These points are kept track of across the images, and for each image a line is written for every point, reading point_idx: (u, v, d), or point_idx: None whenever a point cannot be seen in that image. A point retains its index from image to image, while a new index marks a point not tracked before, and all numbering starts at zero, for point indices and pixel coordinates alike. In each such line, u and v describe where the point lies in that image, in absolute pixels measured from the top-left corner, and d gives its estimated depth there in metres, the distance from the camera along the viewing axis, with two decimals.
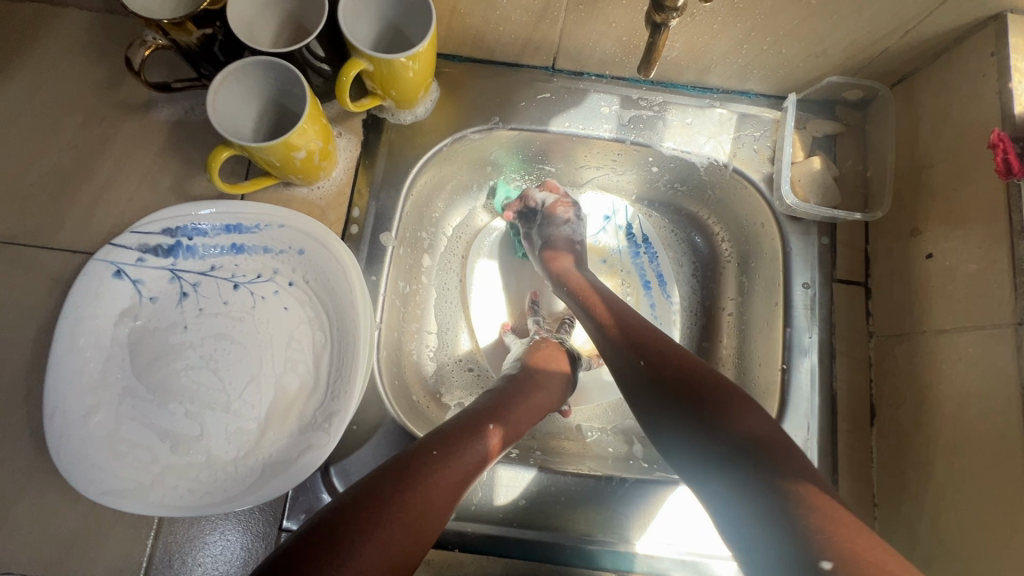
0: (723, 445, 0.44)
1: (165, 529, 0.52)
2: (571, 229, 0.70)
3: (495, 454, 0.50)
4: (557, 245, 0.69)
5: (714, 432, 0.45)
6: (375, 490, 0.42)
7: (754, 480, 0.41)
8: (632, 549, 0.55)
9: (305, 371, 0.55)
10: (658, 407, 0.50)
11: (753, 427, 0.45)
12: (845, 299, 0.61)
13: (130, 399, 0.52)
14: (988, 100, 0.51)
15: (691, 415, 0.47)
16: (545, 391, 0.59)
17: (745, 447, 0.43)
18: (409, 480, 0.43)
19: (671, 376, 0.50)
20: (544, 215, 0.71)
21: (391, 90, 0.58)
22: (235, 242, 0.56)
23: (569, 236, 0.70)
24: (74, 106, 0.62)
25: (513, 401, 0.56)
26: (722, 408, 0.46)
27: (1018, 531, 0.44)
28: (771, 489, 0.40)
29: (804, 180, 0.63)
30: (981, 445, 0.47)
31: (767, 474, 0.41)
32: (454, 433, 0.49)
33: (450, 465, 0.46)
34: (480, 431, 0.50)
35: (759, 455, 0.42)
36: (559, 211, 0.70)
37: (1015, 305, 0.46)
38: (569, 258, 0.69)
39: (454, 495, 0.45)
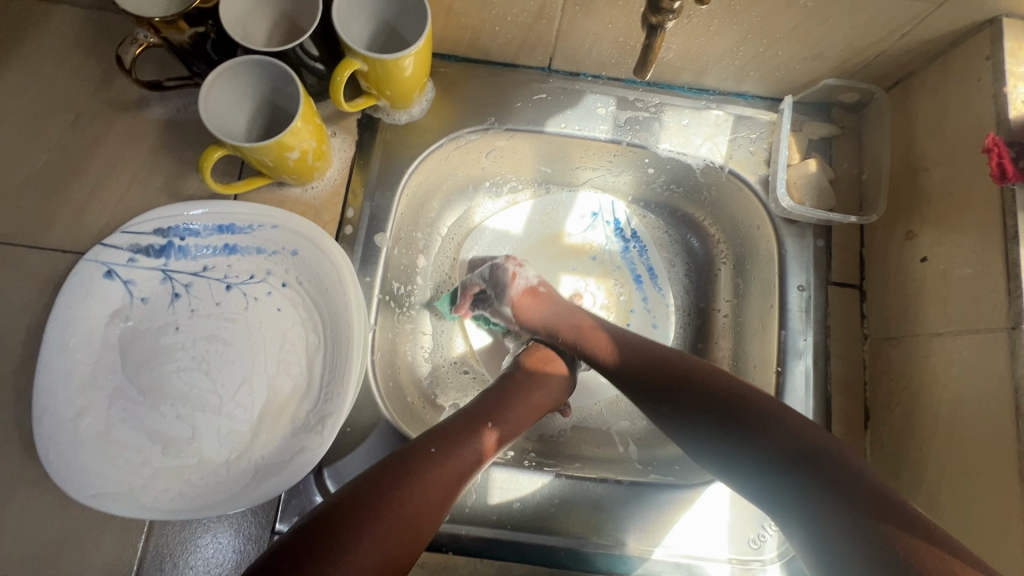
0: (771, 457, 0.46)
1: (156, 532, 0.52)
2: (522, 278, 0.66)
3: (490, 454, 0.50)
4: (520, 303, 0.65)
5: (758, 445, 0.47)
6: (373, 487, 0.42)
7: (816, 488, 0.43)
8: (627, 552, 0.55)
9: (298, 372, 0.55)
10: (692, 421, 0.51)
11: (798, 432, 0.47)
12: (840, 301, 0.61)
13: (120, 401, 0.52)
14: (982, 103, 0.51)
15: (730, 429, 0.49)
16: (545, 386, 0.60)
17: (797, 458, 0.45)
18: (404, 477, 0.43)
19: (689, 400, 0.52)
20: (494, 283, 0.66)
21: (386, 90, 0.57)
22: (228, 242, 0.56)
23: (524, 286, 0.65)
24: (64, 104, 0.61)
25: (514, 399, 0.56)
26: (758, 418, 0.48)
27: (1010, 533, 0.44)
28: (836, 495, 0.42)
29: (799, 183, 0.63)
30: (975, 448, 0.48)
31: (832, 480, 0.43)
32: (451, 431, 0.49)
33: (446, 463, 0.45)
34: (478, 429, 0.50)
35: (814, 462, 0.45)
36: (501, 271, 0.66)
37: (1008, 309, 0.46)
38: (540, 300, 0.65)
39: (451, 492, 0.45)
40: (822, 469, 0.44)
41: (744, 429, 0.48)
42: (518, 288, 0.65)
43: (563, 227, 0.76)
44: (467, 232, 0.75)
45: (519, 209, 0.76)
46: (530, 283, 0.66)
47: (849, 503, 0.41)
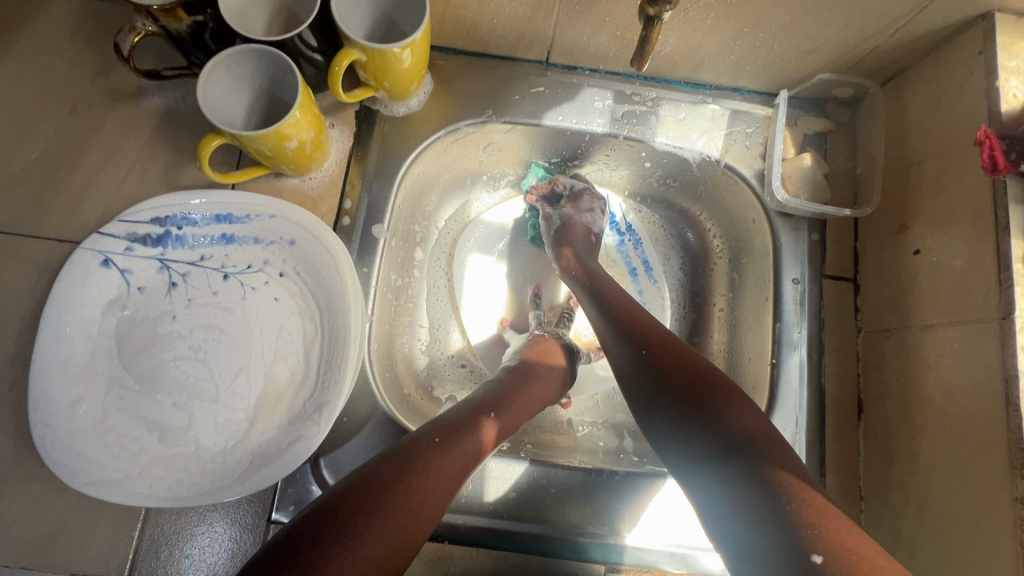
0: (713, 443, 0.44)
1: (151, 521, 0.52)
2: (588, 220, 0.71)
3: (489, 448, 0.50)
4: (574, 228, 0.70)
5: (703, 431, 0.45)
6: (377, 476, 0.42)
7: (745, 478, 0.41)
8: (621, 541, 0.56)
9: (296, 362, 0.55)
10: (653, 405, 0.50)
11: (744, 423, 0.45)
12: (834, 294, 0.62)
13: (117, 389, 0.52)
14: (975, 98, 0.51)
15: (686, 411, 0.47)
16: (547, 379, 0.60)
17: (735, 446, 0.43)
18: (410, 467, 0.43)
19: (669, 365, 0.50)
20: (569, 197, 0.71)
21: (384, 81, 0.57)
22: (226, 232, 0.56)
23: (587, 223, 0.70)
24: (62, 93, 0.61)
25: (518, 392, 0.56)
26: (714, 403, 0.46)
27: (1000, 522, 0.44)
28: (761, 486, 0.40)
29: (795, 176, 0.63)
30: (966, 437, 0.48)
31: (758, 470, 0.41)
32: (455, 422, 0.49)
33: (448, 455, 0.45)
34: (480, 420, 0.50)
35: (750, 453, 0.43)
36: (583, 199, 0.71)
37: (999, 299, 0.47)
38: (586, 244, 0.69)
39: (454, 482, 0.45)
40: (756, 459, 0.42)
41: (700, 413, 0.46)
42: (575, 216, 0.70)
43: None
44: (466, 224, 0.76)
45: (515, 204, 0.78)
46: (591, 233, 0.70)
47: (769, 491, 0.40)
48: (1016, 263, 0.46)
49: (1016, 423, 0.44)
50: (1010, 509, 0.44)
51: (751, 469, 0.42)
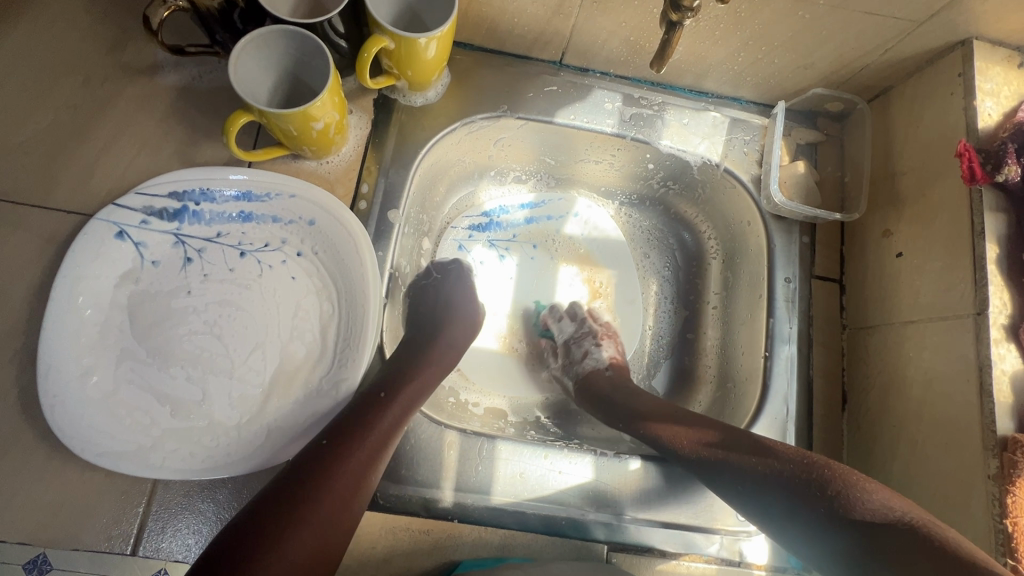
0: (862, 528, 0.45)
1: (157, 498, 0.51)
2: (592, 357, 0.70)
3: (401, 421, 0.52)
4: (593, 379, 0.68)
5: (838, 515, 0.46)
6: (279, 494, 0.44)
7: (910, 555, 0.42)
8: (625, 521, 0.58)
9: (311, 340, 0.55)
10: (774, 503, 0.50)
11: (871, 506, 0.46)
12: (822, 293, 0.66)
13: (129, 362, 0.51)
14: (954, 115, 0.56)
15: (807, 504, 0.48)
16: (454, 325, 0.64)
17: (881, 528, 0.45)
18: (331, 460, 0.46)
19: (768, 473, 0.51)
20: (567, 361, 0.72)
21: (407, 71, 0.59)
22: (244, 210, 0.56)
23: (594, 367, 0.69)
24: (75, 65, 0.60)
25: (423, 358, 0.58)
26: (837, 492, 0.48)
27: (974, 499, 0.48)
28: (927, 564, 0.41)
29: (790, 182, 0.67)
30: (945, 423, 0.52)
31: (912, 544, 0.43)
32: (348, 417, 0.49)
33: (373, 429, 0.49)
34: (375, 406, 0.51)
35: (896, 533, 0.44)
36: (579, 349, 0.71)
37: (975, 296, 0.51)
38: (608, 379, 0.67)
39: (362, 471, 0.47)
40: (907, 538, 0.43)
41: (821, 497, 0.48)
42: (583, 368, 0.69)
43: (564, 224, 0.80)
44: (473, 211, 0.78)
45: (522, 198, 0.80)
46: (603, 369, 0.69)
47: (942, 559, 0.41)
48: (991, 264, 0.51)
49: (989, 408, 0.48)
50: (983, 487, 0.47)
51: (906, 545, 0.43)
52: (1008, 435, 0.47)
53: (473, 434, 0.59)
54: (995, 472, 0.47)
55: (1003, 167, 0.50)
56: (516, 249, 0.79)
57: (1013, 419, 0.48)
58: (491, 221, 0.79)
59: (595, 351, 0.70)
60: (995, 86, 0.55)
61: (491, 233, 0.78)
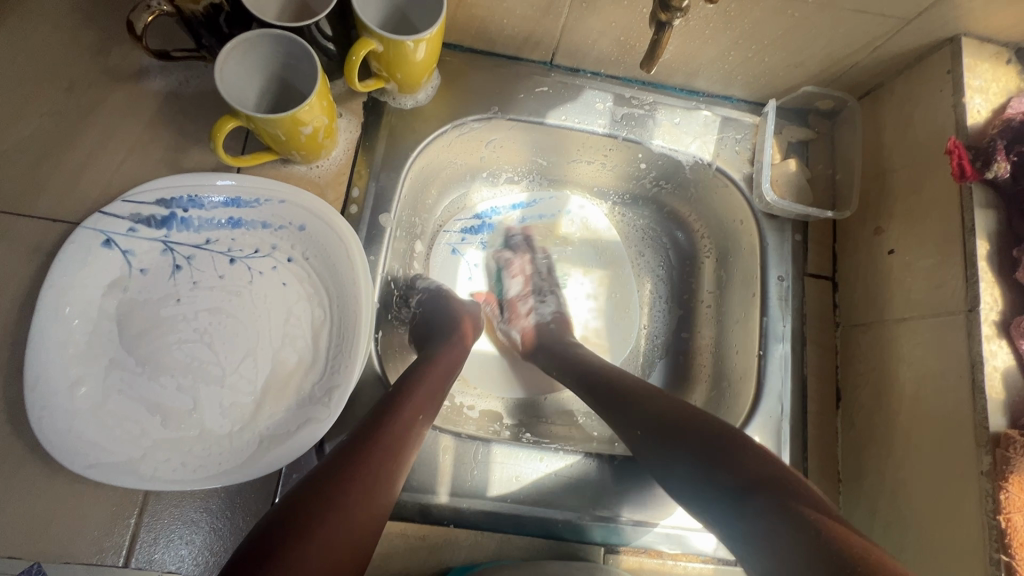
0: (736, 481, 0.41)
1: (150, 509, 0.51)
2: (523, 305, 0.74)
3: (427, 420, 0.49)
4: (538, 330, 0.70)
5: (720, 470, 0.42)
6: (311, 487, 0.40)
7: (773, 514, 0.38)
8: (621, 523, 0.58)
9: (304, 346, 0.55)
10: (670, 452, 0.45)
11: (756, 465, 0.41)
12: (814, 291, 0.66)
13: (118, 372, 0.51)
14: (944, 112, 0.56)
15: (701, 455, 0.43)
16: (458, 331, 0.61)
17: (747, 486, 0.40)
18: (367, 447, 0.44)
19: (681, 422, 0.47)
20: (505, 319, 0.74)
21: (396, 73, 0.59)
22: (233, 216, 0.56)
23: (538, 322, 0.72)
24: (59, 71, 0.59)
25: (436, 361, 0.55)
26: (731, 447, 0.43)
27: (968, 496, 0.48)
28: (789, 522, 0.37)
29: (781, 180, 0.68)
30: (939, 420, 0.52)
31: (781, 501, 0.38)
32: (377, 413, 0.47)
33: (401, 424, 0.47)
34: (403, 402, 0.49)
35: (775, 490, 0.39)
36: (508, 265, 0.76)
37: (966, 293, 0.51)
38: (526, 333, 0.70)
39: (394, 466, 0.44)
40: (780, 496, 0.38)
41: (716, 451, 0.43)
42: (528, 324, 0.72)
43: (557, 222, 0.81)
44: (465, 213, 0.78)
45: (514, 199, 0.80)
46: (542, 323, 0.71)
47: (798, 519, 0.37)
48: (981, 261, 0.51)
49: (982, 405, 0.48)
50: (977, 484, 0.48)
51: (769, 504, 0.38)
52: (1000, 431, 0.47)
53: (468, 438, 0.59)
54: (988, 469, 0.47)
55: (993, 164, 0.50)
56: (508, 249, 0.80)
57: (1005, 416, 0.48)
58: (484, 222, 0.79)
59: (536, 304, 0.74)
60: (984, 83, 0.55)
61: (484, 236, 0.79)
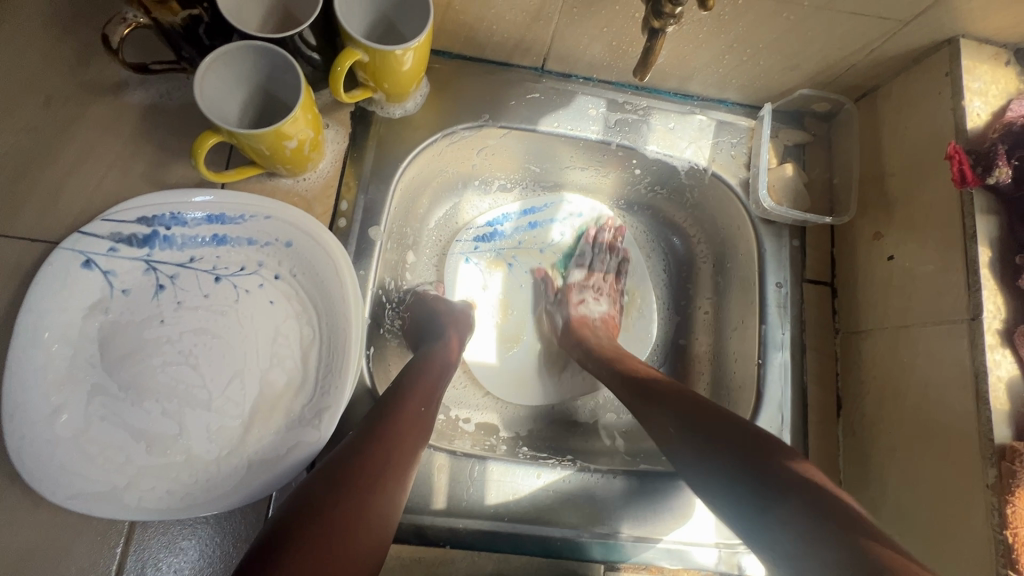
0: (775, 481, 0.41)
1: (137, 537, 0.49)
2: (584, 307, 0.74)
3: (426, 430, 0.49)
4: (579, 328, 0.71)
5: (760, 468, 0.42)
6: (313, 497, 0.40)
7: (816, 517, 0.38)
8: (621, 540, 0.57)
9: (293, 366, 0.53)
10: (702, 450, 0.46)
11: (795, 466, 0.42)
12: (813, 297, 0.65)
13: (100, 398, 0.49)
14: (943, 115, 0.55)
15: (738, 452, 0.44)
16: (446, 344, 0.60)
17: (785, 487, 0.41)
18: (369, 454, 0.44)
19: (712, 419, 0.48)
20: (556, 303, 0.75)
21: (383, 83, 0.57)
22: (217, 233, 0.54)
23: (583, 316, 0.73)
24: (35, 86, 0.57)
25: (424, 374, 0.54)
26: (769, 447, 0.44)
27: (974, 510, 0.47)
28: (820, 526, 0.38)
29: (778, 186, 0.67)
30: (943, 431, 0.51)
31: (817, 506, 0.39)
32: (376, 422, 0.47)
33: (404, 432, 0.47)
34: (403, 410, 0.49)
35: (811, 492, 0.40)
36: (572, 294, 0.74)
37: (969, 302, 0.50)
38: (594, 330, 0.71)
39: (399, 475, 0.44)
40: (815, 498, 0.39)
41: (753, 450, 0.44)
42: (581, 313, 0.73)
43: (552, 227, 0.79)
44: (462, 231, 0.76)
45: (505, 208, 0.77)
46: (592, 319, 0.73)
47: (830, 521, 0.38)
48: (983, 269, 0.50)
49: (987, 416, 0.47)
50: (983, 497, 0.46)
51: (803, 506, 0.39)
52: (1006, 444, 0.46)
53: (463, 456, 0.58)
54: (993, 482, 0.46)
55: (993, 169, 0.49)
56: (523, 257, 0.78)
57: (1010, 427, 0.47)
58: (496, 229, 0.77)
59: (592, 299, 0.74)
60: (983, 86, 0.54)
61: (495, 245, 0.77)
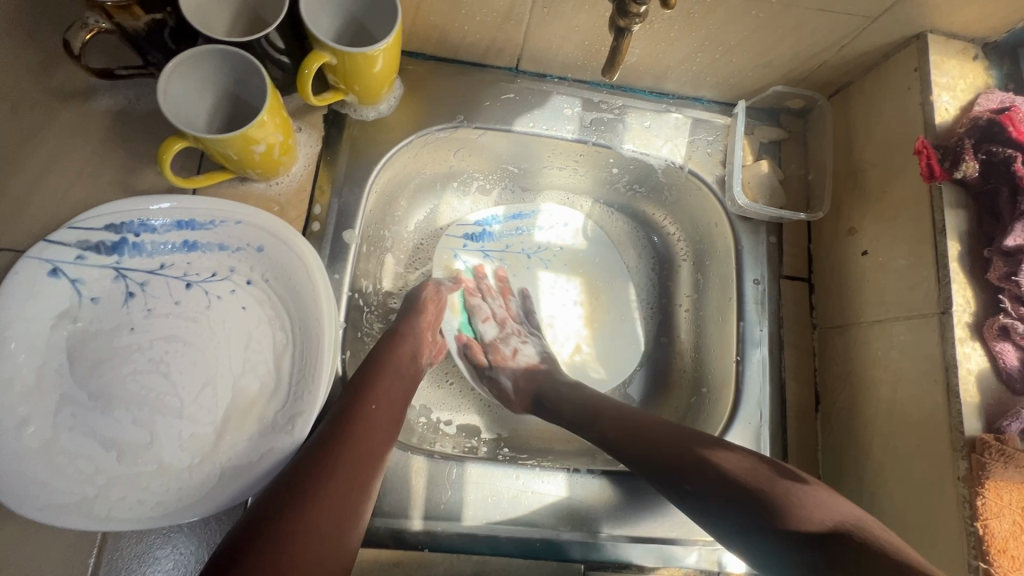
0: (715, 495, 0.45)
1: (110, 547, 0.49)
2: (523, 355, 0.67)
3: (381, 433, 0.48)
4: (523, 377, 0.65)
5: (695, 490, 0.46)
6: (259, 519, 0.39)
7: (764, 522, 0.42)
8: (601, 539, 0.57)
9: (266, 371, 0.53)
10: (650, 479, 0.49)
11: (729, 471, 0.45)
12: (791, 293, 0.66)
13: (69, 407, 0.49)
14: (913, 110, 0.55)
15: (674, 476, 0.47)
16: (410, 334, 0.59)
17: (731, 497, 0.44)
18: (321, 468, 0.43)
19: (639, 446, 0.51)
20: (488, 363, 0.67)
21: (354, 86, 0.57)
22: (188, 239, 0.54)
23: (527, 364, 0.67)
24: (1, 92, 0.57)
25: (382, 374, 0.53)
26: (693, 463, 0.47)
27: (945, 502, 0.47)
28: (775, 530, 0.41)
29: (753, 182, 0.67)
30: (915, 424, 0.51)
31: (762, 513, 0.42)
32: (328, 434, 0.46)
33: (356, 443, 0.46)
34: (355, 419, 0.47)
35: (751, 498, 0.43)
36: (502, 343, 0.68)
37: (939, 295, 0.50)
38: (529, 376, 0.65)
39: (352, 487, 0.43)
40: (753, 505, 0.43)
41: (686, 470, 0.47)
42: (508, 363, 0.67)
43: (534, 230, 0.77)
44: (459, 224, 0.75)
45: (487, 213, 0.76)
46: (533, 364, 0.67)
47: (780, 518, 0.41)
48: (952, 262, 0.50)
49: (956, 409, 0.47)
50: (954, 490, 0.47)
51: (751, 516, 0.42)
52: (976, 436, 0.46)
53: (441, 459, 0.57)
54: (964, 474, 0.46)
55: (961, 163, 0.50)
56: (512, 261, 0.76)
57: (981, 420, 0.47)
58: (484, 230, 0.76)
59: (528, 340, 0.69)
60: (951, 80, 0.54)
61: (485, 244, 0.76)
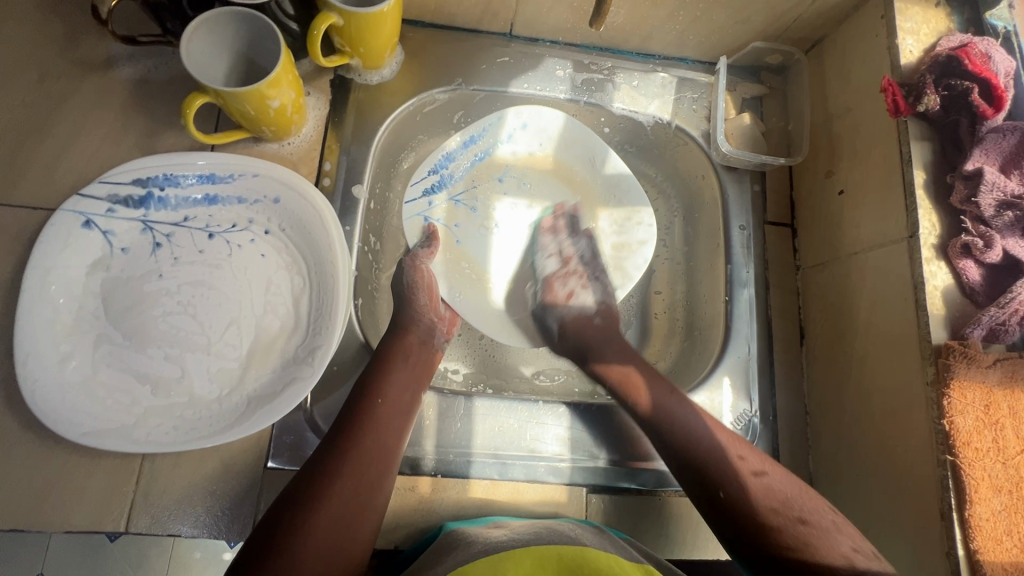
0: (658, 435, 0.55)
1: (146, 475, 0.53)
2: (570, 289, 0.69)
3: (394, 424, 0.52)
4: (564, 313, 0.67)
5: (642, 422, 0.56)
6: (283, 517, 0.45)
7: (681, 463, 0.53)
8: (601, 465, 0.61)
9: (285, 312, 0.57)
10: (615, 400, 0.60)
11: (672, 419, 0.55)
12: (774, 237, 0.70)
13: (106, 346, 0.53)
14: (880, 55, 0.59)
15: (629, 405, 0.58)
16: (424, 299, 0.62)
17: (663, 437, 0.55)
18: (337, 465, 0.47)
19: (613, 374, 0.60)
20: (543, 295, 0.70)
21: (359, 48, 0.61)
22: (209, 192, 0.58)
23: (579, 310, 0.67)
24: (28, 63, 0.61)
25: (396, 360, 0.56)
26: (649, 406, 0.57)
27: (917, 409, 0.51)
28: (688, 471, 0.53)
29: (736, 134, 0.71)
30: (889, 343, 0.55)
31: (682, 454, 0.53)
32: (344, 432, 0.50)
33: (370, 438, 0.50)
34: (370, 413, 0.51)
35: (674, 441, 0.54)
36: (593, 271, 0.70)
37: (907, 221, 0.54)
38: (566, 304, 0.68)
39: (370, 481, 0.48)
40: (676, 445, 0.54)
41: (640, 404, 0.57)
42: (568, 296, 0.68)
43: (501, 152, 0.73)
44: (417, 172, 0.70)
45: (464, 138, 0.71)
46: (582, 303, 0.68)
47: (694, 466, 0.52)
48: (918, 189, 0.54)
49: (924, 321, 0.51)
50: (924, 396, 0.51)
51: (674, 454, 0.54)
52: (942, 343, 0.50)
53: (451, 394, 0.61)
54: (931, 379, 0.50)
55: (923, 97, 0.54)
56: (483, 196, 0.73)
57: (947, 329, 0.51)
58: (443, 176, 0.71)
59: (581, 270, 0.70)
60: (915, 25, 0.58)
61: (449, 188, 0.72)
